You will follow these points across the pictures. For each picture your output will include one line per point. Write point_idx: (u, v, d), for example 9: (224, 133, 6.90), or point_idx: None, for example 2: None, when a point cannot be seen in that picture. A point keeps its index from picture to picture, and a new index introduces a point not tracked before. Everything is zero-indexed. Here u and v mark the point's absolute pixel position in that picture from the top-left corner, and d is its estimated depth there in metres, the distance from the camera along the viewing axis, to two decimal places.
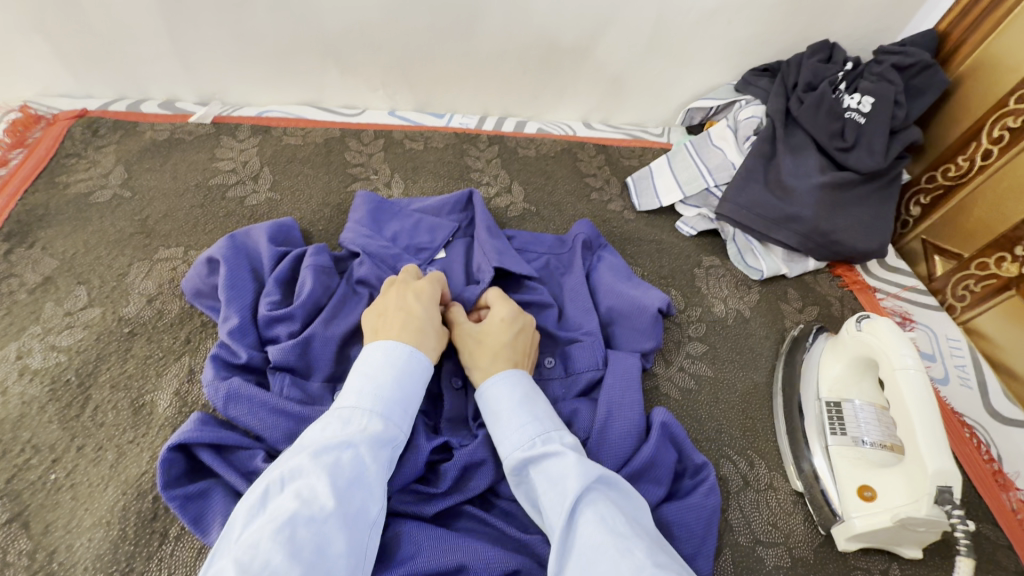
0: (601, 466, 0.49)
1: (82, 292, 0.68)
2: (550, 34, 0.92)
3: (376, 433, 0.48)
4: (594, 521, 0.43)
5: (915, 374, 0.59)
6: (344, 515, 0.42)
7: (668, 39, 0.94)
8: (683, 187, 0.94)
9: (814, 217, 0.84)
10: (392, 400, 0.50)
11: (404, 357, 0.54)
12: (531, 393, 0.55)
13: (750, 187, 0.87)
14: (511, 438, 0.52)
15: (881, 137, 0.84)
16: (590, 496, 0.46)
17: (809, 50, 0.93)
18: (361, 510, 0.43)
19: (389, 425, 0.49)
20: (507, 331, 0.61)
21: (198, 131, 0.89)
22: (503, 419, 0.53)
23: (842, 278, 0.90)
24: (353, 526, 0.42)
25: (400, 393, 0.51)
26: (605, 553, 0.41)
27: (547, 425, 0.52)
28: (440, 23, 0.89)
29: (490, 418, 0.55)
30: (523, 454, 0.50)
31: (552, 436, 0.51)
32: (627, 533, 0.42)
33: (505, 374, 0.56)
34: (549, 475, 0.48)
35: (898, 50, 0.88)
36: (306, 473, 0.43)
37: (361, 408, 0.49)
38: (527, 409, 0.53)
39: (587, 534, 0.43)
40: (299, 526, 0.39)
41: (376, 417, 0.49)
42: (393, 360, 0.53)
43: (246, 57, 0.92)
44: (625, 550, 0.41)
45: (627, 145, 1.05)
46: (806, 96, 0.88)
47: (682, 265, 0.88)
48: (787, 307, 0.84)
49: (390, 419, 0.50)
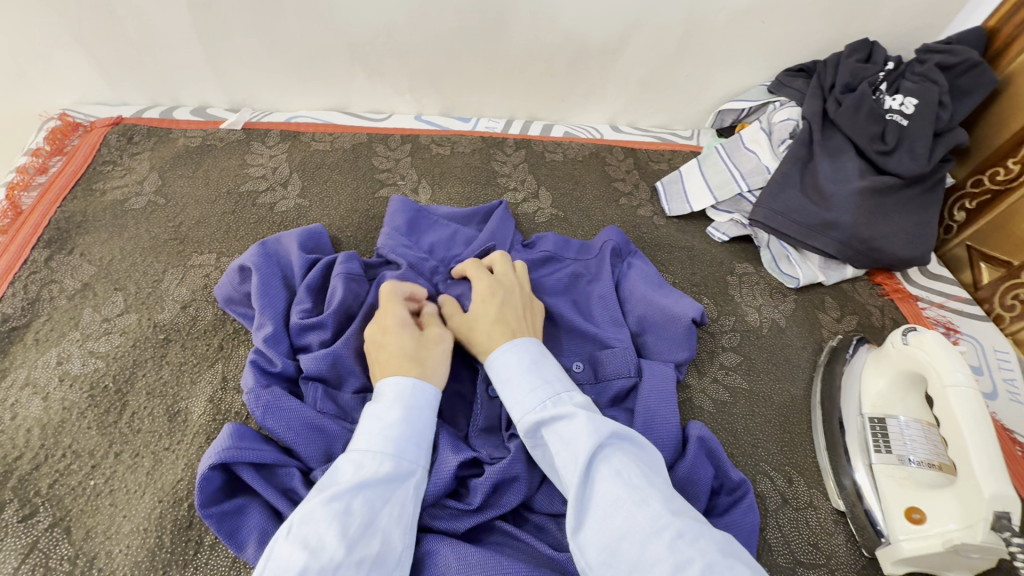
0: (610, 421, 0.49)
1: (119, 298, 0.69)
2: (578, 37, 0.91)
3: (387, 476, 0.47)
4: (610, 477, 0.44)
5: (966, 392, 0.57)
6: (358, 562, 0.41)
7: (699, 39, 0.92)
8: (715, 192, 0.91)
9: (853, 223, 0.81)
10: (401, 438, 0.50)
11: (409, 391, 0.53)
12: (537, 358, 0.55)
13: (786, 192, 0.84)
14: (522, 403, 0.51)
15: (924, 140, 0.81)
16: (603, 453, 0.46)
17: (848, 49, 0.90)
18: (377, 555, 0.43)
19: (400, 465, 0.48)
20: (491, 304, 0.61)
21: (228, 137, 0.90)
22: (512, 386, 0.53)
23: (882, 286, 0.87)
24: (369, 573, 0.42)
25: (410, 430, 0.51)
26: (621, 507, 0.42)
27: (556, 385, 0.52)
28: (468, 28, 0.88)
29: (499, 384, 0.54)
30: (536, 416, 0.50)
31: (561, 395, 0.51)
32: (641, 485, 0.43)
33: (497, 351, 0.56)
34: (562, 433, 0.48)
35: (943, 49, 0.85)
36: (320, 521, 0.43)
37: (372, 449, 0.48)
38: (535, 372, 0.53)
39: (603, 490, 0.43)
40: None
41: (385, 458, 0.48)
42: (400, 397, 0.52)
43: (276, 64, 0.92)
44: (639, 501, 0.42)
45: (656, 148, 1.02)
46: (844, 97, 0.86)
47: (715, 273, 0.85)
48: (825, 317, 0.82)
49: (401, 457, 0.49)
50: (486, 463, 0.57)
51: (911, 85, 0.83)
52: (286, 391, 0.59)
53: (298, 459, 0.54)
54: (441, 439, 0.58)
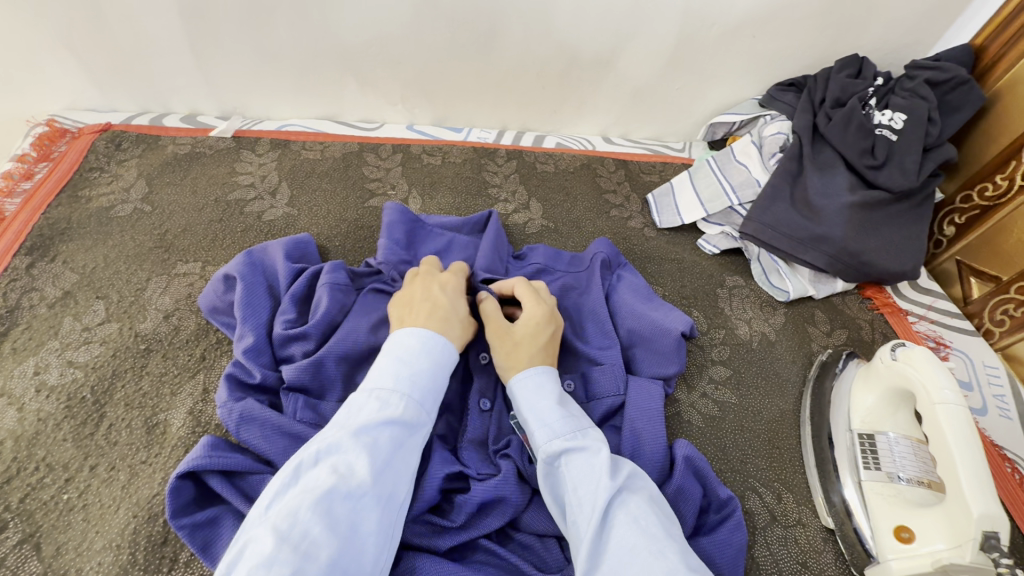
0: (630, 471, 0.50)
1: (101, 307, 0.68)
2: (570, 48, 0.91)
3: (410, 418, 0.48)
4: (628, 522, 0.44)
5: (956, 409, 0.56)
6: (378, 495, 0.43)
7: (690, 53, 0.93)
8: (706, 205, 0.91)
9: (843, 238, 0.81)
10: (426, 388, 0.51)
11: (437, 347, 0.54)
12: (563, 397, 0.56)
13: (776, 206, 0.84)
14: (542, 433, 0.52)
15: (913, 155, 0.82)
16: (622, 498, 0.46)
17: (838, 64, 0.91)
18: (394, 491, 0.45)
19: (421, 413, 0.49)
20: (540, 334, 0.61)
21: (218, 145, 0.89)
22: (533, 414, 0.54)
23: (872, 300, 0.87)
24: (386, 506, 0.44)
25: (433, 381, 0.52)
26: (639, 555, 0.42)
27: (582, 424, 0.53)
28: (459, 39, 0.88)
29: (520, 409, 0.55)
30: (557, 446, 0.51)
31: (583, 432, 0.52)
32: (659, 536, 0.43)
33: (533, 372, 0.57)
34: (581, 471, 0.49)
35: (932, 65, 0.86)
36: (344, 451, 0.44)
37: (398, 392, 0.49)
38: (562, 406, 0.54)
39: (620, 535, 0.43)
40: (336, 501, 0.41)
41: (410, 400, 0.49)
42: (427, 349, 0.53)
43: (267, 73, 0.92)
44: (658, 551, 0.42)
45: (648, 160, 1.03)
46: (834, 112, 0.86)
47: (705, 285, 0.85)
48: (815, 330, 0.81)
49: (423, 404, 0.50)
50: (472, 478, 0.56)
51: (900, 101, 0.85)
52: (266, 403, 0.57)
53: (273, 469, 0.53)
54: (433, 451, 0.57)
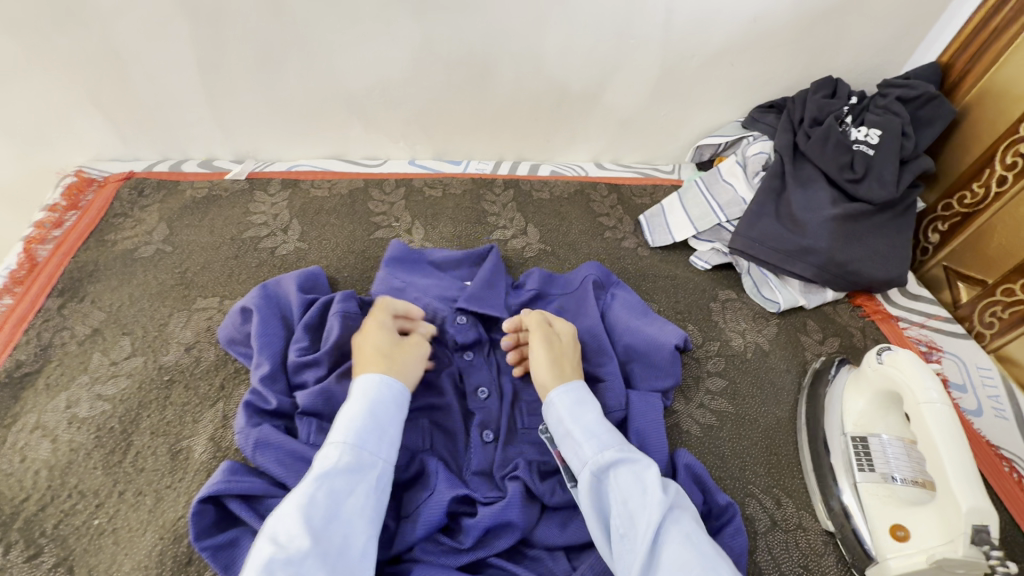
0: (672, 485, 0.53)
1: (127, 342, 0.72)
2: (560, 84, 0.97)
3: (348, 470, 0.52)
4: (680, 537, 0.48)
5: (941, 409, 0.58)
6: (323, 553, 0.46)
7: (672, 82, 1.00)
8: (695, 223, 0.94)
9: (828, 249, 0.84)
10: (363, 435, 0.54)
11: (373, 387, 0.59)
12: (597, 412, 0.60)
13: (762, 221, 0.88)
14: (595, 443, 0.56)
15: (891, 167, 0.87)
16: (672, 513, 0.50)
17: (814, 86, 0.97)
18: (341, 546, 0.48)
19: (359, 460, 0.53)
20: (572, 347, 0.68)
21: (233, 187, 0.95)
22: (587, 424, 0.58)
23: (862, 308, 0.90)
24: (333, 562, 0.46)
25: (369, 421, 0.56)
26: (693, 567, 0.45)
27: (616, 440, 0.56)
28: (457, 80, 0.95)
29: (564, 424, 0.59)
30: (612, 457, 0.54)
31: (628, 448, 0.56)
32: (710, 553, 0.47)
33: (578, 387, 0.62)
34: (630, 483, 0.52)
35: (902, 83, 0.92)
36: (286, 518, 0.48)
37: (334, 444, 0.53)
38: (605, 421, 0.59)
39: (672, 549, 0.47)
40: (278, 569, 0.44)
41: (347, 452, 0.53)
42: (364, 392, 0.58)
43: (279, 120, 0.99)
44: (710, 568, 0.45)
45: (639, 183, 1.07)
46: (812, 131, 0.92)
47: (698, 300, 0.88)
48: (807, 339, 0.84)
49: (360, 450, 0.54)
50: (479, 503, 0.58)
51: (874, 117, 0.91)
52: (282, 427, 0.61)
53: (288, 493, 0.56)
54: (436, 477, 0.60)
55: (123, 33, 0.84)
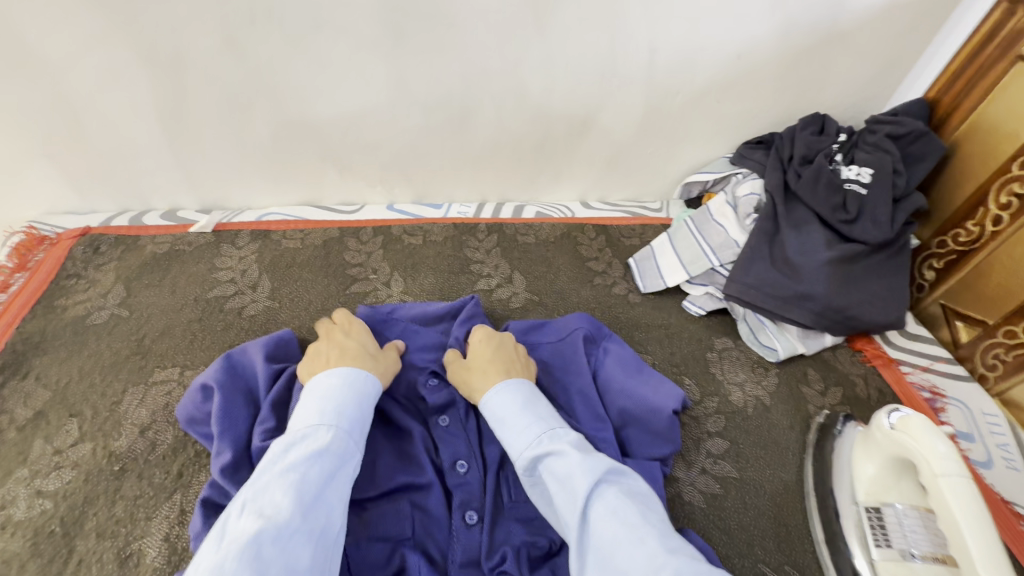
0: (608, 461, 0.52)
1: (74, 425, 0.66)
2: (542, 125, 0.94)
3: (330, 448, 0.51)
4: (608, 514, 0.47)
5: (960, 483, 0.54)
6: (310, 530, 0.45)
7: (657, 121, 0.97)
8: (688, 267, 0.91)
9: (826, 294, 0.81)
10: (345, 419, 0.54)
11: (355, 378, 0.60)
12: (534, 398, 0.60)
13: (756, 266, 0.84)
14: (519, 438, 0.55)
15: (885, 206, 0.85)
16: (600, 490, 0.49)
17: (801, 123, 0.96)
18: (325, 524, 0.47)
19: (336, 439, 0.52)
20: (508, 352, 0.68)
21: (198, 241, 0.89)
22: (509, 422, 0.57)
23: (863, 352, 0.87)
24: (318, 540, 0.45)
25: (357, 410, 0.56)
26: (621, 545, 0.44)
27: (551, 423, 0.56)
28: (435, 123, 0.91)
29: (500, 422, 0.58)
30: (533, 451, 0.53)
31: (556, 433, 0.55)
32: (639, 523, 0.46)
33: (503, 387, 0.61)
34: (557, 471, 0.51)
35: (890, 119, 0.90)
36: (270, 493, 0.46)
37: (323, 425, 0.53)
38: (529, 411, 0.57)
39: (602, 528, 0.46)
40: (264, 545, 0.42)
41: (327, 430, 0.52)
42: (348, 381, 0.58)
43: (248, 168, 0.93)
44: (637, 539, 0.44)
45: (627, 224, 1.03)
46: (803, 170, 0.90)
47: (694, 351, 0.84)
48: (809, 390, 0.80)
49: (339, 431, 0.53)
50: None
51: (865, 155, 0.89)
52: None
53: None
54: None
55: (75, 83, 0.79)
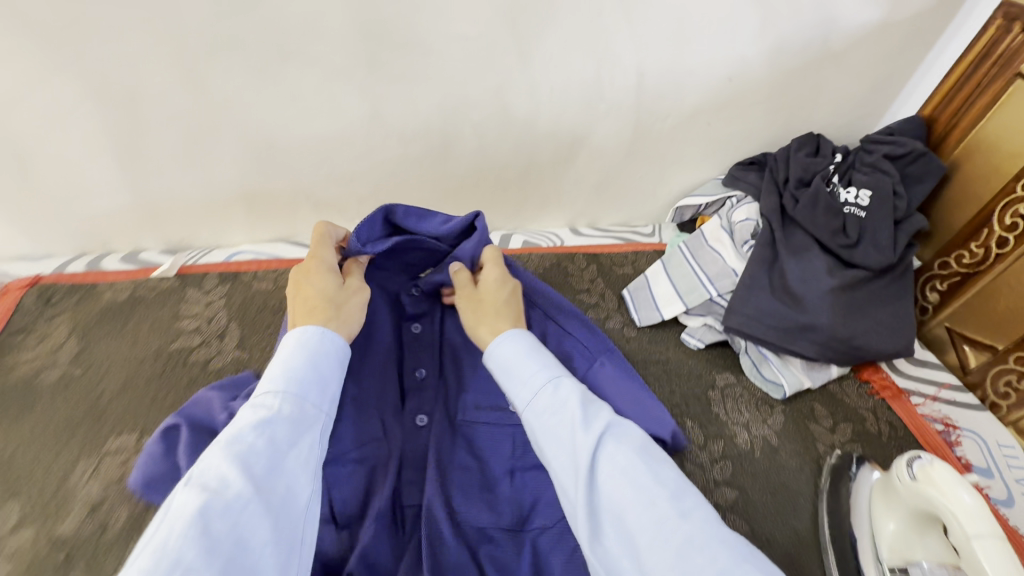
0: (608, 414, 0.49)
1: (17, 505, 0.60)
2: (528, 151, 0.90)
3: (292, 415, 0.46)
4: (616, 475, 0.44)
5: (995, 547, 0.49)
6: (268, 503, 0.41)
7: (647, 144, 0.93)
8: (684, 297, 0.86)
9: (830, 325, 0.77)
10: (308, 380, 0.49)
11: (315, 338, 0.52)
12: (536, 349, 0.56)
13: (756, 296, 0.80)
14: (527, 392, 0.52)
15: (886, 230, 0.82)
16: (608, 447, 0.46)
17: (794, 144, 0.93)
18: (287, 496, 0.43)
19: (304, 406, 0.47)
20: (502, 291, 0.63)
21: (160, 286, 0.82)
22: (520, 372, 0.54)
23: (870, 384, 0.82)
24: (278, 514, 0.41)
25: (314, 373, 0.50)
26: (635, 506, 0.42)
27: (553, 374, 0.52)
28: (415, 153, 0.86)
29: (512, 373, 0.54)
30: (543, 406, 0.50)
31: (565, 384, 0.52)
32: (651, 481, 0.43)
33: (508, 335, 0.57)
34: (561, 431, 0.48)
35: (886, 140, 0.88)
36: (217, 466, 0.41)
37: (272, 391, 0.47)
38: (537, 363, 0.54)
39: (614, 489, 0.44)
40: (213, 520, 0.38)
41: (292, 399, 0.47)
42: (305, 342, 0.51)
43: (215, 205, 0.87)
44: (647, 501, 0.42)
45: (620, 250, 0.99)
46: (799, 194, 0.87)
47: (695, 389, 0.79)
48: (818, 428, 0.76)
49: (306, 399, 0.48)
50: None
51: (863, 178, 0.86)
52: None
53: None
54: None
55: (21, 123, 0.73)
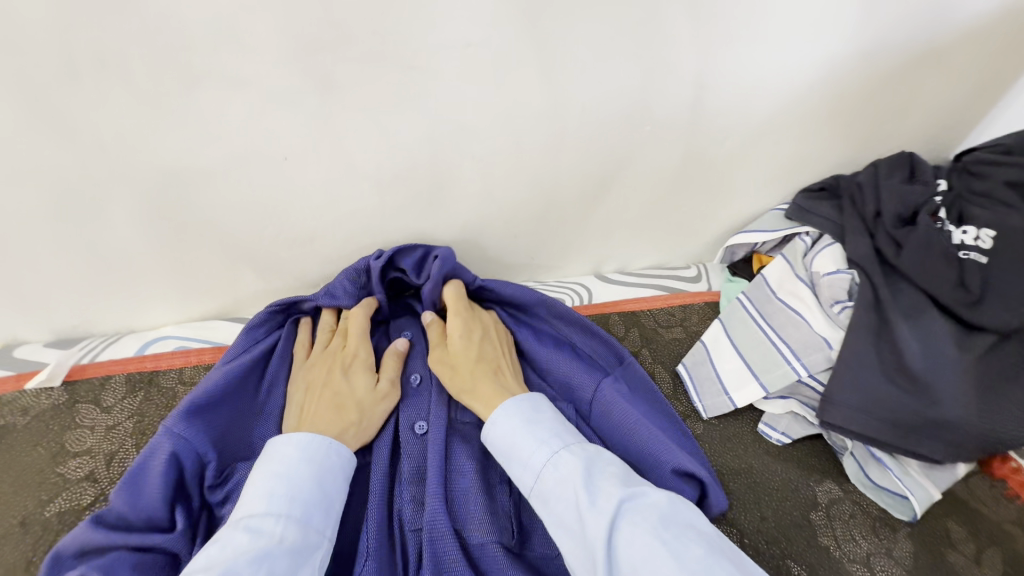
0: (621, 486, 0.44)
1: None
2: (546, 191, 0.68)
3: (292, 542, 0.42)
4: (631, 546, 0.40)
5: None
6: None
7: (697, 175, 0.73)
8: (760, 377, 0.66)
9: (965, 419, 0.57)
10: (310, 503, 0.46)
11: (320, 451, 0.50)
12: (534, 414, 0.52)
13: (864, 379, 0.61)
14: (529, 461, 0.49)
15: (1022, 282, 0.62)
16: (623, 520, 0.42)
17: (883, 168, 0.74)
18: None
19: (306, 531, 0.44)
20: (472, 346, 0.60)
21: (39, 406, 0.60)
22: (516, 440, 0.51)
23: (1007, 483, 0.63)
24: None
25: (318, 492, 0.47)
26: None
27: (553, 444, 0.49)
28: (397, 202, 0.63)
29: (509, 440, 0.52)
30: (545, 478, 0.47)
31: (572, 452, 0.48)
32: (674, 554, 0.38)
33: (506, 404, 0.54)
34: (570, 503, 0.45)
35: (1005, 160, 0.68)
36: None
37: (273, 514, 0.43)
38: (536, 431, 0.51)
39: (631, 564, 0.39)
40: None
41: (292, 524, 0.43)
42: (311, 454, 0.49)
43: (121, 281, 0.63)
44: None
45: (659, 307, 0.79)
46: (901, 236, 0.67)
47: (790, 511, 0.59)
48: (958, 558, 0.57)
49: (308, 524, 0.44)
50: None
51: (982, 212, 0.66)
52: None
53: None
54: None
55: None
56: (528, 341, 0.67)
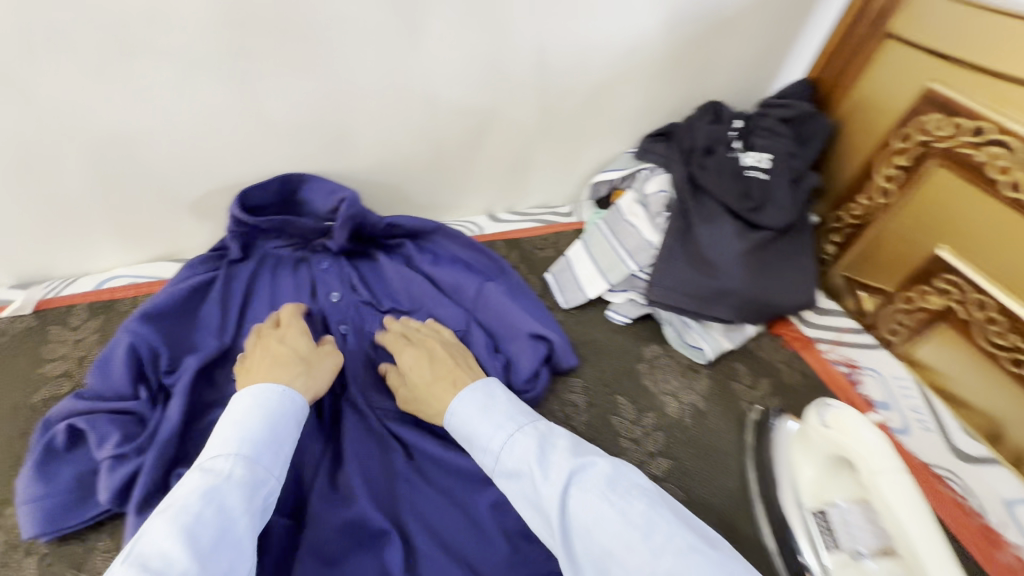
0: (572, 459, 0.49)
1: None
2: (433, 139, 0.85)
3: (245, 479, 0.46)
4: (590, 515, 0.45)
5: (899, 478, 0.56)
6: None
7: (555, 123, 0.91)
8: (606, 274, 0.86)
9: (742, 286, 0.80)
10: (264, 447, 0.49)
11: (273, 397, 0.54)
12: (489, 402, 0.57)
13: (674, 266, 0.82)
14: (488, 443, 0.54)
15: (786, 191, 0.85)
16: (577, 492, 0.46)
17: (698, 113, 0.94)
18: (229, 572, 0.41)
19: (258, 469, 0.48)
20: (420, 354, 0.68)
21: (14, 329, 0.73)
22: (475, 426, 0.56)
23: (784, 336, 0.88)
24: None
25: (271, 436, 0.51)
26: (610, 538, 0.43)
27: (509, 427, 0.53)
28: (308, 151, 0.78)
29: (468, 429, 0.56)
30: (505, 460, 0.52)
31: (529, 428, 0.53)
32: (627, 517, 0.43)
33: (468, 394, 0.59)
34: (531, 480, 0.49)
35: (778, 104, 0.93)
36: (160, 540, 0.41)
37: (225, 455, 0.47)
38: (492, 415, 0.55)
39: (588, 527, 0.44)
40: None
41: (241, 462, 0.47)
42: (266, 408, 0.52)
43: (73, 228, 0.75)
44: (624, 536, 0.43)
45: (538, 234, 0.98)
46: (706, 162, 0.88)
47: (623, 364, 0.80)
48: (739, 386, 0.80)
49: (259, 463, 0.48)
50: None
51: (763, 141, 0.89)
52: None
53: None
54: None
55: None
56: (417, 257, 0.83)
